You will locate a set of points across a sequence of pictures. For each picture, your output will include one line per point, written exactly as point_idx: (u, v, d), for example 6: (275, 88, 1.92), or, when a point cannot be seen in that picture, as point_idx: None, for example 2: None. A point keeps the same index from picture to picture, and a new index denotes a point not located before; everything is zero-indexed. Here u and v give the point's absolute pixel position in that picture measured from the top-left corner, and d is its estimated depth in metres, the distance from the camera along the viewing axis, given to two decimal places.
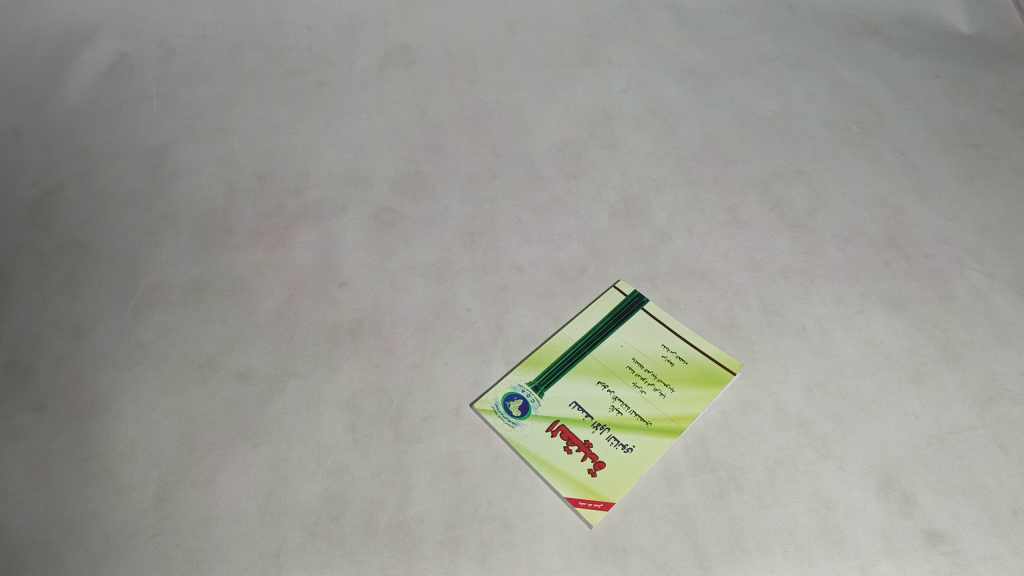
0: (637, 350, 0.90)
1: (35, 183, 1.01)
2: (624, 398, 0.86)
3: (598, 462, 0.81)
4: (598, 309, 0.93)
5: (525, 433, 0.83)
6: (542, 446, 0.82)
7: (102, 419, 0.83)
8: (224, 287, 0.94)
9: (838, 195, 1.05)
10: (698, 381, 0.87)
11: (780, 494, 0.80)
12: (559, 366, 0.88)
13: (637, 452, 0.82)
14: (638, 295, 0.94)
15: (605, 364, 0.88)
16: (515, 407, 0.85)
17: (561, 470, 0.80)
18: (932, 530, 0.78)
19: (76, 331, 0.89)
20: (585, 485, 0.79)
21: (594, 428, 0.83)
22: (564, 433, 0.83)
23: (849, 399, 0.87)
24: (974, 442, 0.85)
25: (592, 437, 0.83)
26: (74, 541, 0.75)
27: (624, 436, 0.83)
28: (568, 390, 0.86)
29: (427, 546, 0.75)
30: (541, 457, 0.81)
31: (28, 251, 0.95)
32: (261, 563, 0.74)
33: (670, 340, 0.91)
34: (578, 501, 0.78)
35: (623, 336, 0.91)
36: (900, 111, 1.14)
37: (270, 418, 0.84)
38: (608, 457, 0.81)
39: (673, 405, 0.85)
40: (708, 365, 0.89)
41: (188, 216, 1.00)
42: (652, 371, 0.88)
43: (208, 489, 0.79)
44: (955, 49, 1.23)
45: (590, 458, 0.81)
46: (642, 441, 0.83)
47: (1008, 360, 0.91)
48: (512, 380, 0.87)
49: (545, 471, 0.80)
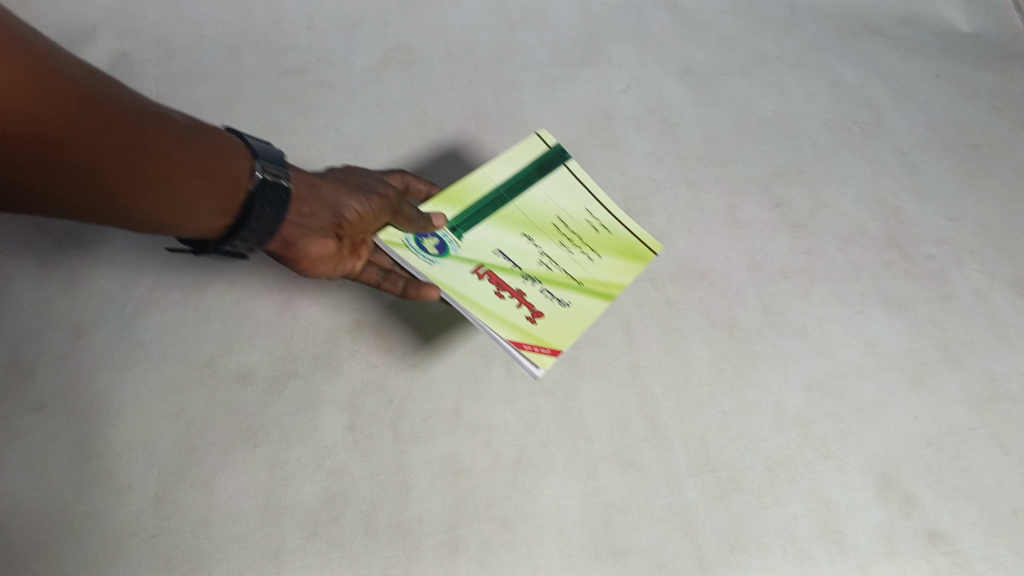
0: (561, 207, 0.89)
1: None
2: (551, 254, 0.85)
3: (535, 309, 0.78)
4: (521, 151, 0.89)
5: (446, 271, 0.80)
6: (471, 288, 0.79)
7: (102, 419, 0.85)
8: (224, 287, 0.92)
9: (838, 195, 1.05)
10: (624, 253, 0.87)
11: (780, 495, 0.82)
12: (477, 211, 0.86)
13: (571, 307, 0.79)
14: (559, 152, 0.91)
15: (529, 219, 0.87)
16: (433, 241, 0.84)
17: (494, 312, 0.76)
18: (932, 530, 0.81)
19: (76, 331, 0.90)
20: (519, 328, 0.75)
21: (526, 279, 0.82)
22: (494, 279, 0.81)
23: (848, 399, 0.88)
24: (973, 442, 0.85)
25: (524, 288, 0.81)
26: (74, 541, 0.79)
27: (560, 292, 0.81)
28: (491, 238, 0.85)
29: (427, 546, 0.79)
30: (476, 302, 0.77)
31: (28, 251, 0.94)
32: (262, 563, 0.78)
33: (595, 208, 0.91)
34: (523, 344, 0.72)
35: (546, 192, 0.89)
36: (900, 112, 1.14)
37: (270, 418, 0.85)
38: (547, 309, 0.78)
39: (601, 269, 0.84)
40: (631, 240, 0.89)
41: None
42: (579, 235, 0.88)
43: (208, 489, 0.81)
44: (955, 48, 1.21)
45: (526, 307, 0.78)
46: (574, 298, 0.81)
47: (1009, 361, 0.91)
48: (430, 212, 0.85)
49: (490, 318, 0.75)
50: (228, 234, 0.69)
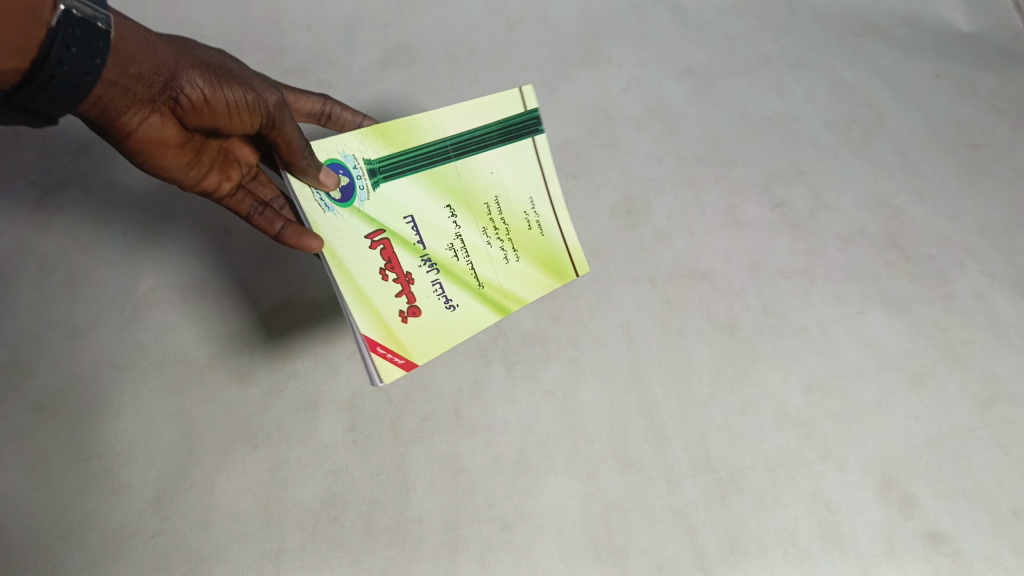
0: (505, 189, 0.72)
1: (49, 184, 0.96)
2: (468, 240, 0.71)
3: (415, 304, 0.68)
4: (490, 105, 0.70)
5: (335, 224, 0.66)
6: (356, 258, 0.67)
7: (102, 419, 0.85)
8: (224, 287, 0.92)
9: (838, 195, 1.05)
10: (543, 265, 0.74)
11: (780, 495, 0.82)
12: (409, 160, 0.68)
13: (459, 314, 0.70)
14: (534, 126, 0.73)
15: (466, 190, 0.71)
16: (340, 180, 0.66)
17: (367, 296, 0.66)
18: (933, 531, 0.81)
19: (76, 331, 0.90)
20: (388, 322, 0.66)
21: (422, 262, 0.69)
22: (386, 252, 0.67)
23: (848, 400, 0.88)
24: (974, 443, 0.85)
25: (416, 273, 0.69)
26: (74, 541, 0.79)
27: (451, 290, 0.70)
28: (409, 198, 0.69)
29: (427, 547, 0.79)
30: (352, 274, 0.66)
31: (27, 251, 0.93)
32: (262, 563, 0.78)
33: (541, 199, 0.74)
34: (377, 346, 0.65)
35: (499, 165, 0.72)
36: (900, 112, 1.13)
37: (270, 419, 0.85)
38: (428, 308, 0.69)
39: (510, 278, 0.73)
40: (561, 251, 0.75)
41: (189, 217, 0.95)
42: (508, 225, 0.73)
43: (207, 490, 0.81)
44: (956, 47, 1.20)
45: (406, 299, 0.68)
46: (467, 304, 0.71)
47: (1009, 361, 0.91)
48: (348, 143, 0.67)
49: (359, 301, 0.65)
50: (19, 85, 0.55)
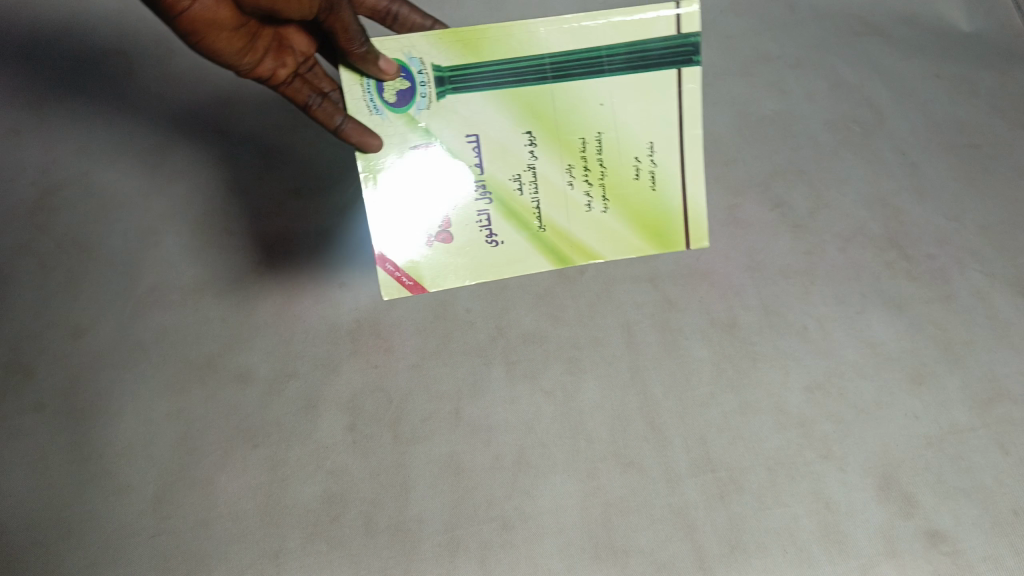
0: (615, 126, 0.60)
1: (58, 188, 0.98)
2: (542, 173, 0.61)
3: (447, 230, 0.61)
4: (621, 27, 0.58)
5: (381, 129, 0.60)
6: (395, 169, 0.61)
7: (102, 419, 0.85)
8: (224, 287, 0.92)
9: (838, 195, 1.05)
10: (640, 223, 0.62)
11: (780, 495, 0.82)
12: (500, 74, 0.58)
13: (503, 251, 0.62)
14: (686, 55, 0.59)
15: (563, 117, 0.60)
16: (399, 81, 0.59)
17: (397, 214, 0.61)
18: (933, 530, 0.81)
19: (75, 331, 0.90)
20: (407, 242, 0.61)
21: (474, 188, 0.61)
22: (431, 168, 0.61)
23: (848, 400, 0.88)
24: (973, 442, 0.85)
25: (462, 198, 0.61)
26: (74, 541, 0.79)
27: (498, 223, 0.62)
28: (484, 117, 0.60)
29: (427, 547, 0.79)
30: (382, 184, 0.61)
31: (28, 251, 0.94)
32: (262, 563, 0.78)
33: (666, 147, 0.61)
34: (386, 262, 0.61)
35: (613, 96, 0.60)
36: (899, 112, 1.13)
37: (270, 419, 0.85)
38: (464, 237, 0.62)
39: (588, 228, 0.62)
40: (677, 215, 0.62)
41: (188, 217, 0.96)
42: (607, 170, 0.61)
43: (207, 489, 0.81)
44: (955, 48, 1.20)
45: (440, 221, 0.61)
46: (517, 242, 0.62)
47: (1009, 360, 0.91)
48: (415, 45, 0.58)
49: (379, 215, 0.61)
50: None
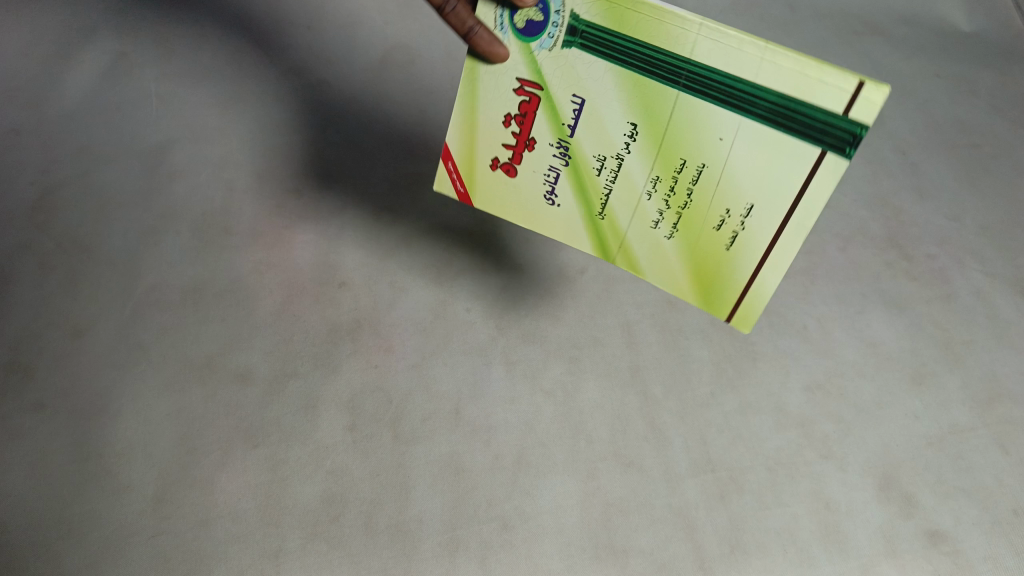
0: (726, 164, 0.56)
1: (51, 188, 0.97)
2: (626, 171, 0.60)
3: (515, 167, 0.63)
4: (795, 74, 0.50)
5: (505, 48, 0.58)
6: (494, 86, 0.60)
7: (102, 419, 0.85)
8: (224, 287, 0.92)
9: (838, 194, 1.04)
10: (694, 265, 0.61)
11: (781, 495, 0.82)
12: (641, 59, 0.54)
13: (556, 215, 0.64)
14: (834, 142, 0.51)
15: (677, 133, 0.56)
16: (535, 12, 0.56)
17: (477, 125, 0.62)
18: (933, 530, 0.81)
19: (75, 331, 0.89)
20: (475, 156, 0.64)
21: (557, 146, 0.61)
22: (524, 104, 0.60)
23: (848, 400, 0.88)
24: (973, 442, 0.86)
25: (540, 147, 0.61)
26: (73, 542, 0.79)
27: (563, 190, 0.63)
28: (597, 89, 0.57)
29: (427, 547, 0.79)
30: (476, 96, 0.61)
31: (27, 251, 0.93)
32: (262, 563, 0.78)
33: (766, 214, 0.56)
34: (449, 162, 0.65)
35: (744, 137, 0.54)
36: (900, 111, 1.13)
37: (270, 418, 0.85)
38: (525, 180, 0.64)
39: (641, 244, 0.62)
40: (735, 285, 0.60)
41: (188, 217, 0.96)
42: (692, 202, 0.58)
43: (208, 489, 0.81)
44: (956, 49, 1.20)
45: (512, 153, 0.62)
46: (569, 216, 0.64)
47: (1010, 360, 0.91)
48: None
49: (464, 121, 0.62)
50: None
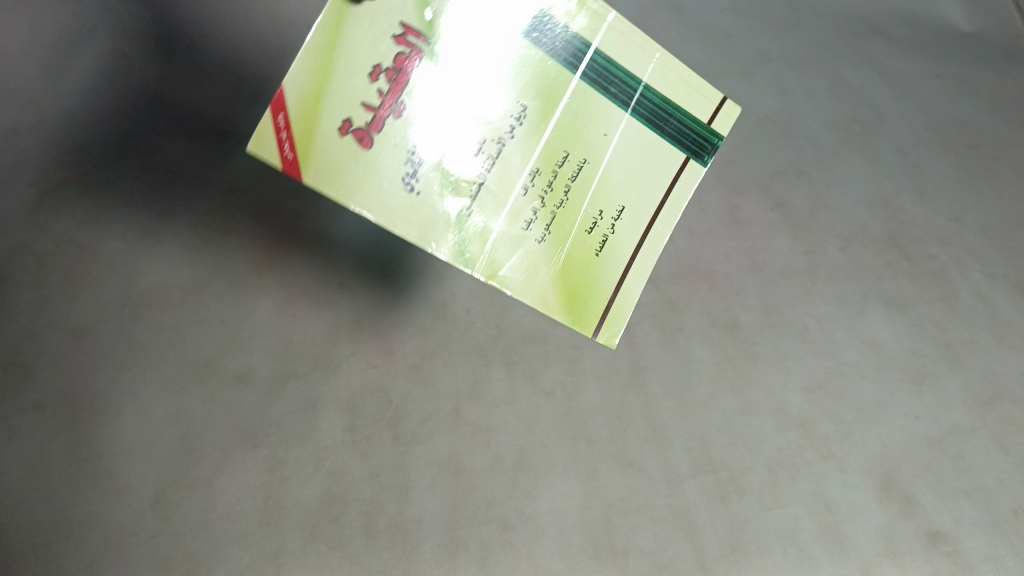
0: (597, 162, 0.70)
1: (31, 180, 0.84)
2: (508, 156, 0.65)
3: (369, 137, 0.59)
4: (681, 87, 0.75)
5: None
6: (363, 33, 0.58)
7: (101, 420, 0.84)
8: (223, 287, 0.88)
9: (838, 195, 1.02)
10: (565, 266, 0.71)
11: (781, 495, 0.86)
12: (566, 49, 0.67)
13: (413, 197, 0.62)
14: (700, 150, 0.79)
15: (567, 126, 0.68)
16: None
17: (332, 71, 0.57)
18: (933, 531, 0.86)
19: (74, 330, 0.85)
20: (323, 116, 0.58)
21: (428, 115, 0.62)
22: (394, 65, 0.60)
23: (849, 399, 0.91)
24: (973, 442, 0.90)
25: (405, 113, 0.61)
26: (73, 541, 0.80)
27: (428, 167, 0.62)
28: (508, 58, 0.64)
29: (426, 547, 0.81)
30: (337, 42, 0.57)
31: (25, 250, 0.84)
32: (261, 564, 0.80)
33: (625, 215, 0.74)
34: (280, 113, 0.56)
35: (620, 142, 0.72)
36: (901, 110, 1.08)
37: (269, 419, 0.85)
38: (385, 150, 0.60)
39: (517, 244, 0.67)
40: (596, 282, 0.73)
41: (189, 216, 0.88)
42: (568, 201, 0.70)
43: (207, 490, 0.82)
44: (977, 32, 1.13)
45: (370, 117, 0.59)
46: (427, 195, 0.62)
47: (1009, 361, 0.94)
48: None
49: (318, 66, 0.57)
50: None
